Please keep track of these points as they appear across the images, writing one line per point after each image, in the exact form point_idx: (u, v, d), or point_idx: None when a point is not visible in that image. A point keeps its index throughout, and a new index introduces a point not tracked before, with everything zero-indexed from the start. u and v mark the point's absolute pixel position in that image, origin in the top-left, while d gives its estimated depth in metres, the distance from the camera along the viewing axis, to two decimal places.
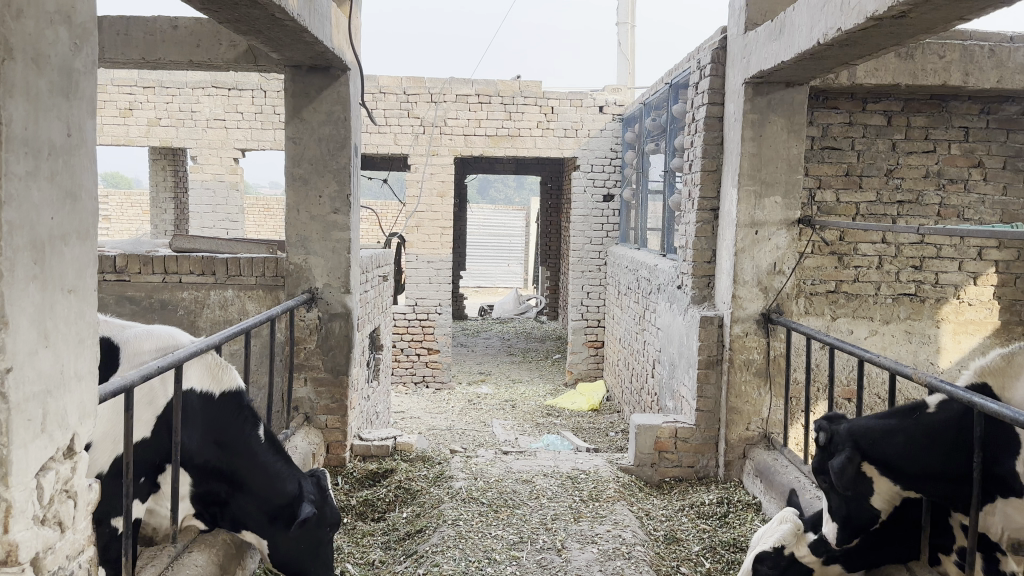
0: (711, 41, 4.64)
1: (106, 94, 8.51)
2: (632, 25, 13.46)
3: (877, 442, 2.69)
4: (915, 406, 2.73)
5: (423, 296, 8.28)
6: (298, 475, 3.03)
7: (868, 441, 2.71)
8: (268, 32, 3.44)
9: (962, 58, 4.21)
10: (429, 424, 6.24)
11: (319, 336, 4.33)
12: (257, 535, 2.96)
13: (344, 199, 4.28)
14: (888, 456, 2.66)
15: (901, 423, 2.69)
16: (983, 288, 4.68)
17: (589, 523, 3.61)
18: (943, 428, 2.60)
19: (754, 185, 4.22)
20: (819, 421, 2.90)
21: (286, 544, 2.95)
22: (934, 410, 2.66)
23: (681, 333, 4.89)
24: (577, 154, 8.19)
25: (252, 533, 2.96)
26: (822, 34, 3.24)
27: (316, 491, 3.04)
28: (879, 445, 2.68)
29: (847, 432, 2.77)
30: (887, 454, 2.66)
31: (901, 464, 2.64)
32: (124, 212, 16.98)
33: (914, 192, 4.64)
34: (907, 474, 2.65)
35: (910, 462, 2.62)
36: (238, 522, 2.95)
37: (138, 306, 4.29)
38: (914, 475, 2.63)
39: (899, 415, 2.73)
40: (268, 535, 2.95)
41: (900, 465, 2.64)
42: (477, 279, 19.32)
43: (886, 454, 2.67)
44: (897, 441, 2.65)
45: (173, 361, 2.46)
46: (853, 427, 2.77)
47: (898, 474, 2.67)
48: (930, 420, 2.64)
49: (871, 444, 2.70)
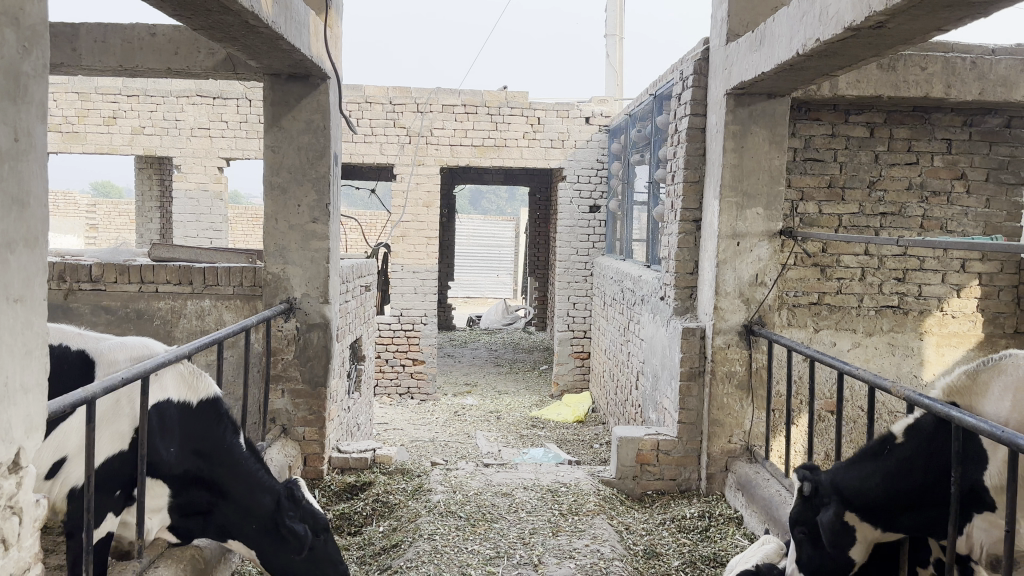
0: (694, 52, 4.63)
1: (90, 102, 8.46)
2: (621, 37, 13.48)
3: (859, 492, 2.66)
4: (882, 440, 2.69)
5: (408, 306, 8.23)
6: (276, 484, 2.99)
7: (850, 491, 2.69)
8: (243, 40, 3.40)
9: (944, 71, 4.21)
10: (412, 436, 6.17)
11: (297, 347, 4.28)
12: (242, 544, 2.92)
13: (323, 208, 4.24)
14: (871, 501, 2.64)
15: (875, 462, 2.66)
16: (966, 301, 4.66)
17: (567, 537, 3.56)
18: (914, 457, 2.56)
19: (736, 197, 4.20)
20: (800, 470, 2.89)
21: (270, 558, 2.91)
22: (902, 437, 2.62)
23: (664, 344, 4.86)
24: (564, 165, 8.17)
25: (237, 541, 2.93)
26: (801, 45, 3.23)
27: (296, 501, 2.97)
28: (862, 493, 2.65)
29: (830, 482, 2.77)
30: (870, 500, 2.64)
31: (883, 505, 2.62)
32: (111, 222, 16.90)
33: (897, 205, 4.64)
34: (888, 511, 2.62)
35: (893, 495, 2.59)
36: (221, 531, 2.92)
37: (113, 315, 4.23)
38: (896, 509, 2.60)
39: (870, 455, 2.70)
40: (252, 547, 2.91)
41: (882, 505, 2.62)
42: (466, 290, 19.27)
43: (871, 499, 2.64)
44: (876, 483, 2.62)
45: (140, 371, 2.41)
46: (834, 477, 2.77)
47: (879, 516, 2.64)
48: (900, 451, 2.61)
49: (854, 492, 2.68)
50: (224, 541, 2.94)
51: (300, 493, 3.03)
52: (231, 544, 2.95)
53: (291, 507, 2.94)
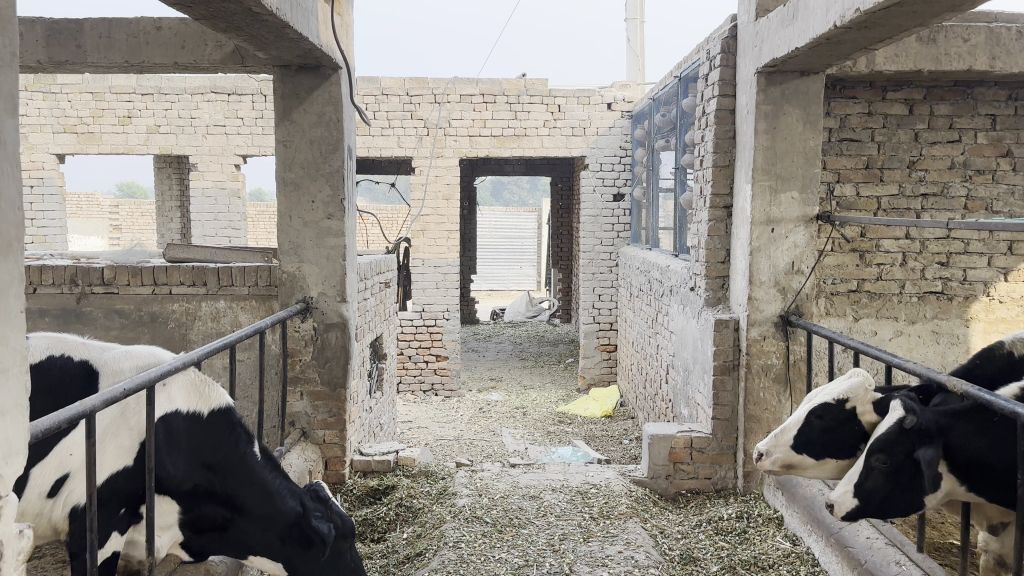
0: (721, 30, 4.42)
1: (105, 102, 8.39)
2: (641, 20, 13.18)
3: (964, 448, 2.54)
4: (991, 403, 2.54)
5: (430, 301, 8.08)
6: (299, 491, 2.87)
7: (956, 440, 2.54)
8: (249, 29, 3.25)
9: (989, 41, 3.96)
10: (436, 435, 6.03)
11: (315, 348, 4.14)
12: (266, 557, 2.79)
13: (338, 204, 4.09)
14: (973, 458, 2.53)
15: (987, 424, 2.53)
16: (1014, 284, 4.41)
17: (599, 543, 3.40)
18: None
19: (769, 180, 3.99)
20: (904, 398, 2.56)
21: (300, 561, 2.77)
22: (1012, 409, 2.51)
23: (695, 337, 4.67)
24: (586, 153, 7.97)
25: (260, 556, 2.79)
26: (839, 16, 3.02)
27: (321, 501, 2.88)
28: (968, 449, 2.53)
29: (937, 422, 2.55)
30: (974, 457, 2.53)
31: (985, 466, 2.54)
32: (134, 222, 16.94)
33: (940, 185, 4.39)
34: (985, 477, 2.55)
35: (993, 456, 2.52)
36: (244, 547, 2.78)
37: (127, 319, 4.12)
38: (993, 473, 2.54)
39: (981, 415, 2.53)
40: (278, 558, 2.78)
41: (983, 465, 2.54)
42: (489, 282, 19.11)
43: (976, 457, 2.53)
44: (982, 443, 2.53)
45: (143, 381, 2.26)
46: (944, 418, 2.55)
47: (975, 476, 2.56)
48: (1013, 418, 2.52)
49: (957, 443, 2.54)
50: (247, 558, 2.80)
51: (323, 493, 2.97)
52: (253, 560, 2.81)
53: (315, 507, 2.83)
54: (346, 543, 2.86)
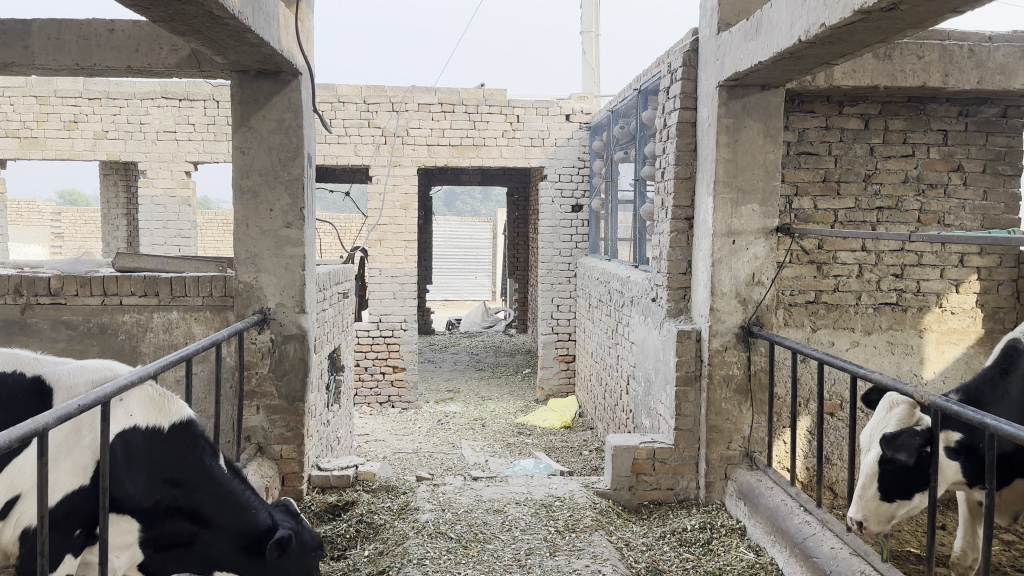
0: (682, 44, 4.45)
1: (50, 106, 8.13)
2: (597, 33, 13.27)
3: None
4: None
5: (387, 312, 7.99)
6: (267, 506, 2.81)
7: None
8: (208, 32, 3.15)
9: (942, 59, 4.05)
10: (395, 448, 5.94)
11: (272, 360, 4.03)
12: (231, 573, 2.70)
13: (297, 212, 4.00)
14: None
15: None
16: (965, 296, 4.52)
17: (566, 557, 3.36)
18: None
19: (731, 193, 4.02)
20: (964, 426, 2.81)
21: None
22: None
23: (657, 347, 4.68)
24: (544, 163, 7.97)
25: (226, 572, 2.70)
26: (803, 31, 3.05)
27: (289, 517, 2.83)
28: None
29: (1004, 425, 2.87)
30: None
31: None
32: (77, 230, 16.42)
33: (894, 198, 4.48)
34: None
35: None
36: (208, 563, 2.69)
37: (74, 331, 3.95)
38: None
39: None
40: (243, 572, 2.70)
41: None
42: (444, 292, 19.00)
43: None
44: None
45: (98, 397, 2.16)
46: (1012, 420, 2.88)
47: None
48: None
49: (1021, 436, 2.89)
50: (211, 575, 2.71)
51: (291, 511, 2.90)
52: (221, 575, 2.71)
53: (282, 522, 2.77)
54: (308, 563, 2.77)
